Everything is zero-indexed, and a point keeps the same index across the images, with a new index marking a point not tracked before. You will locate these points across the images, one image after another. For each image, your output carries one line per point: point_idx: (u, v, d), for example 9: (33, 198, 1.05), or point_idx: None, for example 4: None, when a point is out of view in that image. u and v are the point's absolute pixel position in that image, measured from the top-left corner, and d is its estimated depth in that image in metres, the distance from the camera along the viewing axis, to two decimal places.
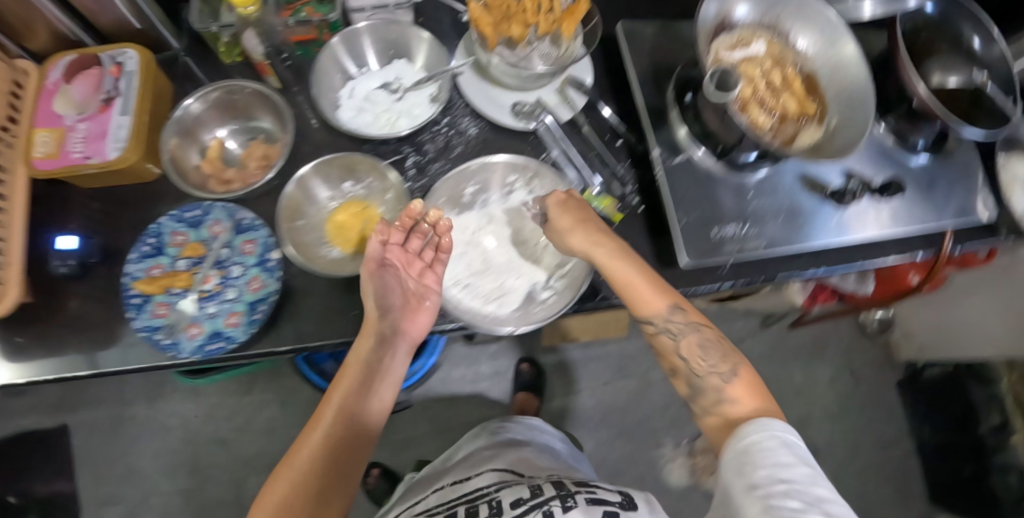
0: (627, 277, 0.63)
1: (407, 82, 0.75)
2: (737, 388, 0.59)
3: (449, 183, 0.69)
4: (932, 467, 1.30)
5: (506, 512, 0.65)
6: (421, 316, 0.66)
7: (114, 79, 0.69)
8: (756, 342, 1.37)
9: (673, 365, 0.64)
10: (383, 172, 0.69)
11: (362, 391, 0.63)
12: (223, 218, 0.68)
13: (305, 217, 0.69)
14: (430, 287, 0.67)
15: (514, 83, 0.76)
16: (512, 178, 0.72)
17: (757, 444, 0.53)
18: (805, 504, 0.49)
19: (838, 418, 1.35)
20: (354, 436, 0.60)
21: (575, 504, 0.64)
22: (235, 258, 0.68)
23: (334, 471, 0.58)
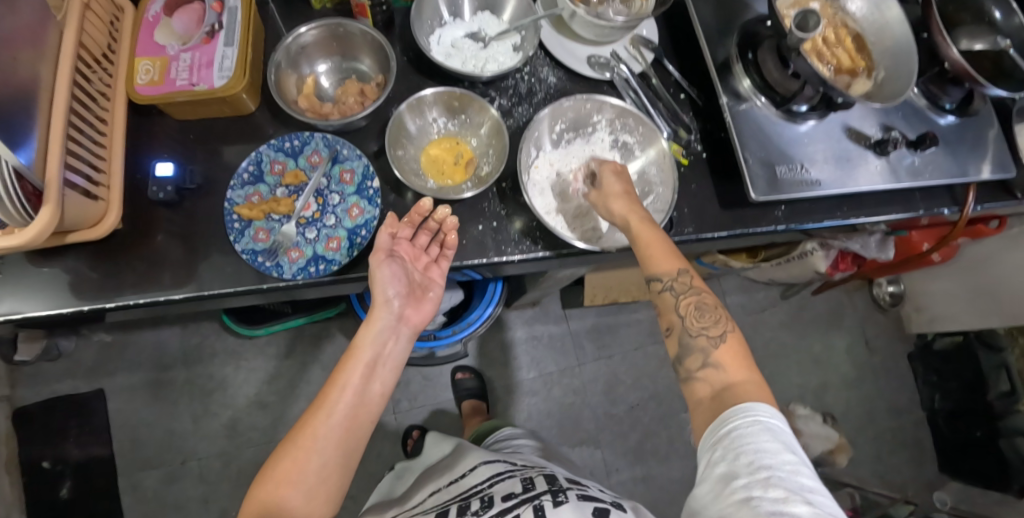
0: (651, 238, 0.68)
1: (490, 32, 0.81)
2: (723, 354, 0.63)
3: (544, 121, 0.74)
4: (943, 432, 1.37)
5: (497, 504, 0.70)
6: (423, 305, 0.73)
7: (216, 14, 0.70)
8: (776, 313, 1.43)
9: (670, 323, 0.68)
10: (482, 110, 0.74)
11: (365, 374, 0.66)
12: (322, 149, 0.71)
13: (404, 148, 0.73)
14: (434, 279, 0.73)
15: (590, 37, 0.81)
16: (599, 118, 0.77)
17: (742, 430, 0.55)
18: (786, 491, 0.50)
19: (854, 385, 1.42)
20: (356, 416, 0.64)
21: (566, 499, 0.68)
22: (333, 187, 0.71)
23: (339, 450, 0.62)
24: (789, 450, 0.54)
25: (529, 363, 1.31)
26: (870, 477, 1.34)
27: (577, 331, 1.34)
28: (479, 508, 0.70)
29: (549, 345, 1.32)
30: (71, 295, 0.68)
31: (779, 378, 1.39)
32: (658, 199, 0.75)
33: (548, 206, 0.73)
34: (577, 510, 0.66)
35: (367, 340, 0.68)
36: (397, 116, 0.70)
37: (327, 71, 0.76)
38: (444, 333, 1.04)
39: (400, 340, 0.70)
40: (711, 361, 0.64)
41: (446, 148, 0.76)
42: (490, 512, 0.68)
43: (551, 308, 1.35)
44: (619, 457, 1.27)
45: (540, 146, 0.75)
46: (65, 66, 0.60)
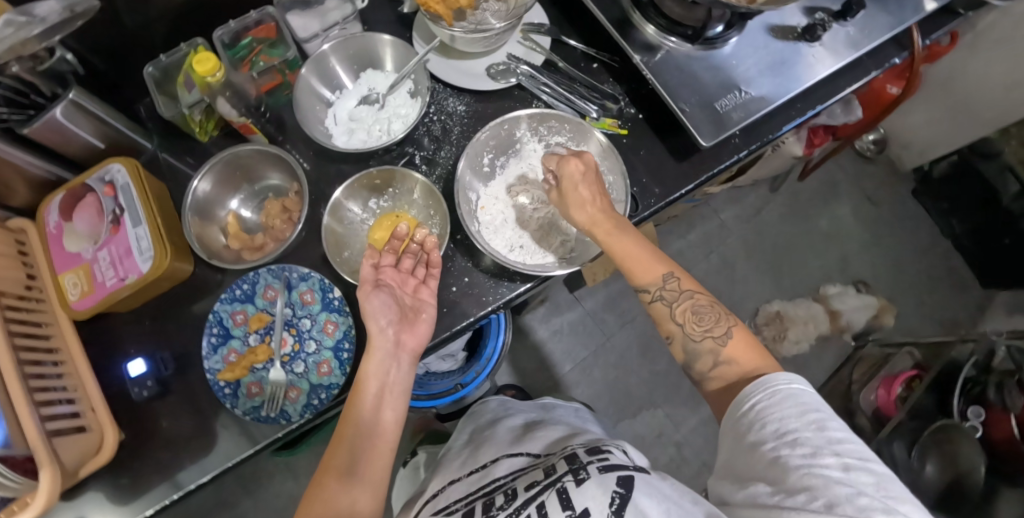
0: (626, 247, 0.63)
1: (382, 89, 0.76)
2: (734, 347, 0.57)
3: (468, 161, 0.72)
4: (974, 253, 1.35)
5: (521, 495, 0.59)
6: (419, 328, 0.65)
7: (112, 198, 0.68)
8: (772, 209, 1.41)
9: (669, 332, 0.61)
10: (404, 177, 0.72)
11: (372, 406, 0.59)
12: (272, 282, 0.70)
13: (349, 246, 0.73)
14: (425, 301, 0.67)
15: (480, 50, 0.76)
16: (521, 132, 0.75)
17: (761, 402, 0.50)
18: (817, 450, 0.46)
19: (872, 245, 1.40)
20: (377, 451, 0.56)
21: (588, 474, 0.56)
22: (300, 312, 0.69)
23: (370, 485, 0.54)
24: (816, 410, 0.48)
25: (561, 357, 1.30)
26: (919, 324, 1.34)
27: (592, 308, 1.33)
28: (501, 502, 0.60)
29: (572, 333, 1.32)
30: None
31: (800, 269, 1.37)
32: (612, 187, 0.73)
33: (509, 241, 0.71)
34: (601, 487, 0.54)
35: (369, 370, 0.60)
36: (326, 230, 0.69)
37: (243, 202, 0.75)
38: (469, 379, 1.05)
39: (402, 368, 0.63)
40: (722, 359, 0.57)
41: (387, 226, 0.73)
42: (514, 505, 0.57)
43: (559, 297, 1.33)
44: (680, 408, 1.28)
45: (477, 187, 0.74)
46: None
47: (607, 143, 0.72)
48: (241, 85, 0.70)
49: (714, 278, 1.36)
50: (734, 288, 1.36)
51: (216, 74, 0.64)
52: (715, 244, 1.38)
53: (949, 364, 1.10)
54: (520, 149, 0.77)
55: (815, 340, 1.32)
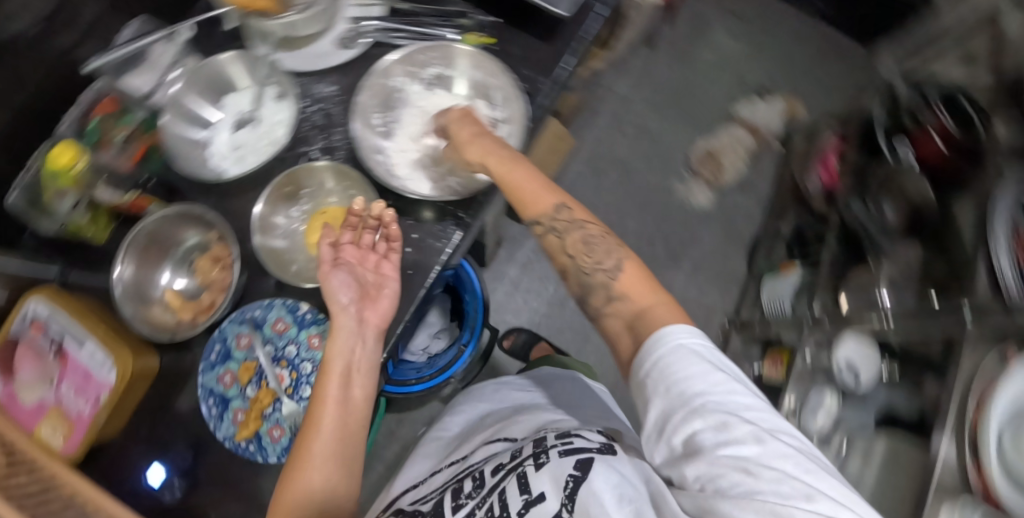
0: (518, 180, 0.62)
1: (249, 107, 0.74)
2: (624, 278, 0.54)
3: (360, 125, 0.71)
4: (843, 20, 1.44)
5: (489, 480, 0.64)
6: (382, 302, 0.64)
7: (45, 335, 0.67)
8: (661, 61, 1.41)
9: (563, 264, 0.60)
10: (311, 170, 0.70)
11: (339, 386, 0.60)
12: (240, 329, 0.69)
13: (294, 261, 0.70)
14: (387, 276, 0.66)
15: (321, 27, 0.74)
16: (398, 81, 0.74)
17: (664, 358, 0.46)
18: (728, 420, 0.43)
19: (758, 54, 1.45)
20: (345, 430, 0.58)
21: (547, 457, 0.60)
22: (280, 343, 0.69)
23: (338, 461, 0.57)
24: (720, 368, 0.46)
25: (541, 286, 1.26)
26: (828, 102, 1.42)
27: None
28: (470, 489, 0.65)
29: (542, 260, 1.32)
30: None
31: (709, 102, 1.38)
32: (501, 90, 0.74)
33: (431, 182, 0.71)
34: (558, 474, 0.57)
35: (334, 349, 0.61)
36: (260, 250, 0.68)
37: (174, 273, 0.73)
38: (468, 335, 1.05)
39: (368, 343, 0.63)
40: (614, 294, 0.53)
41: (320, 225, 0.70)
42: (482, 491, 0.63)
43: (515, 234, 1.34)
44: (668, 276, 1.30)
45: (382, 147, 0.72)
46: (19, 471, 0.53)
47: (473, 50, 0.73)
48: (109, 162, 0.69)
49: (641, 148, 1.34)
50: (662, 148, 1.36)
51: (77, 164, 0.66)
52: (629, 115, 1.31)
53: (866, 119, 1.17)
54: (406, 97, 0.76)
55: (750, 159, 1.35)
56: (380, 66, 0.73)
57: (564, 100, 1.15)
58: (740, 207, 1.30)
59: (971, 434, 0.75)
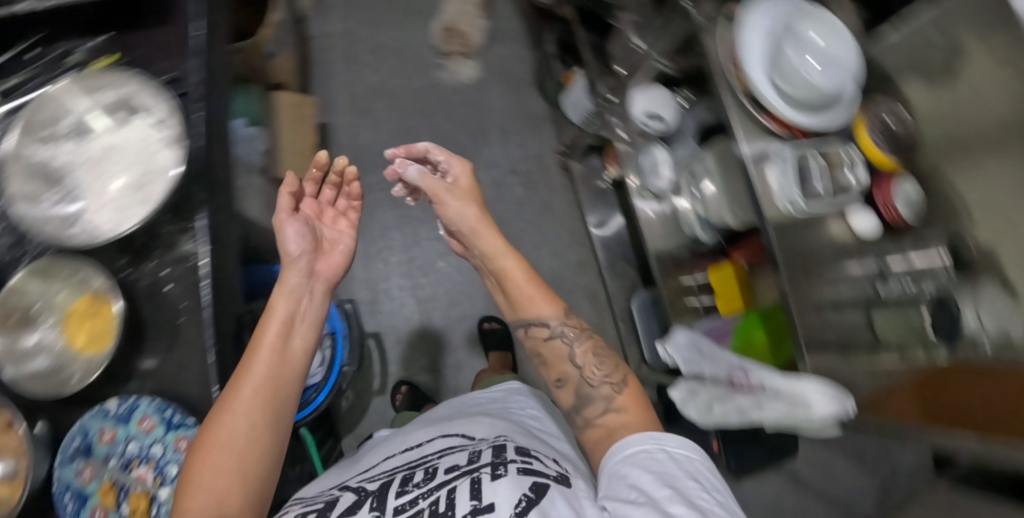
0: (531, 287, 0.77)
1: None
2: (624, 397, 0.66)
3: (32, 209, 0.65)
4: None
5: (439, 476, 0.61)
6: (332, 257, 0.74)
7: None
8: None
9: (562, 373, 0.71)
10: (21, 287, 0.65)
11: (279, 333, 0.63)
12: (74, 465, 0.63)
13: (74, 374, 0.65)
14: (339, 234, 0.77)
15: None
16: (42, 151, 0.68)
17: (637, 453, 0.57)
18: (684, 500, 0.50)
19: None
20: (281, 379, 0.60)
21: (505, 471, 0.58)
22: (121, 449, 0.65)
23: (267, 409, 0.58)
24: (691, 473, 0.54)
25: (391, 246, 1.20)
26: None
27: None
28: (417, 479, 0.62)
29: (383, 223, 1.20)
30: None
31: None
32: (139, 91, 0.69)
33: (138, 208, 0.66)
34: (515, 487, 0.55)
35: (277, 303, 0.66)
36: (20, 379, 0.63)
37: None
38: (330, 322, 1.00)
39: (314, 300, 0.69)
40: (615, 408, 0.65)
41: (76, 323, 0.66)
42: (428, 485, 0.60)
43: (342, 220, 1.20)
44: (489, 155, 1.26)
45: (70, 218, 0.66)
46: None
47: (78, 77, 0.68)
48: None
49: (388, 62, 1.25)
50: (406, 48, 1.26)
51: None
52: (357, 42, 1.24)
53: None
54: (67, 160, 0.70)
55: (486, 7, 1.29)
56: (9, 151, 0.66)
57: (276, 67, 1.05)
58: (508, 57, 1.29)
59: (749, 95, 0.79)
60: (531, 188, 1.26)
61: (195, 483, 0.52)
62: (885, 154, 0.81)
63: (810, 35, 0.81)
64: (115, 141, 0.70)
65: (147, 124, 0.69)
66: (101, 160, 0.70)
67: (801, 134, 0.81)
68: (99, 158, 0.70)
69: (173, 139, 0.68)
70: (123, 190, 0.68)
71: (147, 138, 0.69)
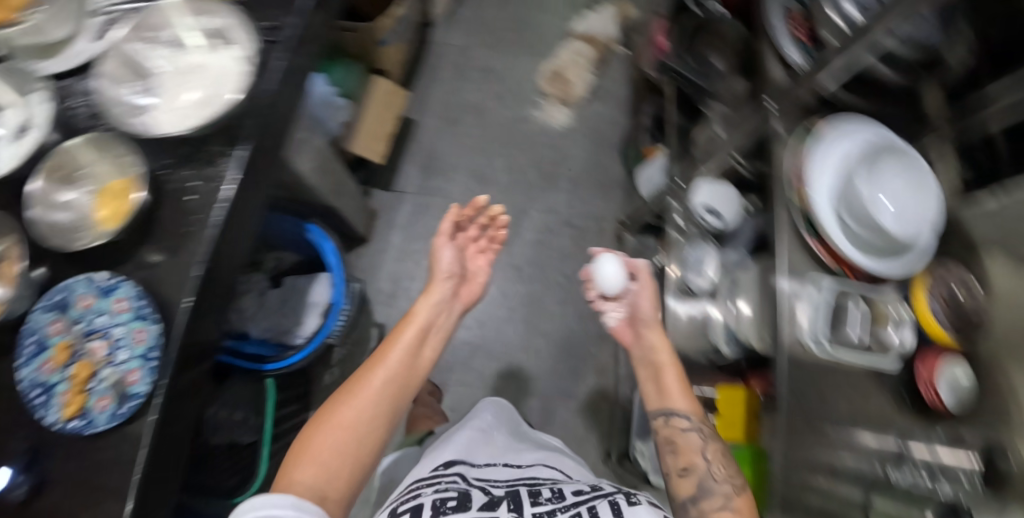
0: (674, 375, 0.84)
1: (9, 119, 0.73)
2: (740, 500, 0.68)
3: (108, 87, 0.72)
4: None
5: (569, 496, 0.77)
6: (471, 287, 0.99)
7: None
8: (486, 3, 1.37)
9: (688, 464, 0.73)
10: (79, 152, 0.73)
11: (422, 346, 0.85)
12: (51, 316, 0.70)
13: (82, 232, 0.70)
14: (480, 267, 1.01)
15: (65, 28, 0.75)
16: (137, 47, 0.75)
17: None
18: None
19: None
20: (405, 374, 0.80)
21: (640, 500, 0.75)
22: (113, 321, 0.68)
23: (385, 401, 0.76)
24: None
25: (422, 251, 1.20)
26: None
27: (413, 193, 1.24)
28: (549, 496, 0.77)
29: (426, 222, 1.22)
30: None
31: (546, 26, 1.35)
32: (237, 24, 0.75)
33: (201, 117, 0.72)
34: (654, 510, 0.73)
35: (420, 312, 0.88)
36: (40, 226, 0.69)
37: None
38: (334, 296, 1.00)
39: (450, 315, 0.92)
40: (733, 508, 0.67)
41: (111, 195, 0.72)
42: (564, 501, 0.75)
43: (390, 205, 1.23)
44: (553, 200, 1.25)
45: (138, 106, 0.73)
46: None
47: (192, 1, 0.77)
48: None
49: (488, 86, 1.30)
50: (509, 80, 1.31)
51: None
52: (467, 62, 1.32)
53: None
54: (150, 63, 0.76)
55: (596, 68, 1.32)
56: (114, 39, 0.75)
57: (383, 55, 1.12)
58: (603, 117, 1.30)
59: (806, 215, 0.73)
60: (576, 245, 1.22)
61: (313, 456, 0.67)
62: (942, 326, 0.72)
63: (885, 196, 0.69)
64: (201, 55, 0.76)
65: (233, 51, 0.75)
66: (186, 67, 0.76)
67: (854, 273, 0.73)
68: (182, 67, 0.76)
69: (248, 72, 0.74)
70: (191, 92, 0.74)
71: (222, 58, 0.75)
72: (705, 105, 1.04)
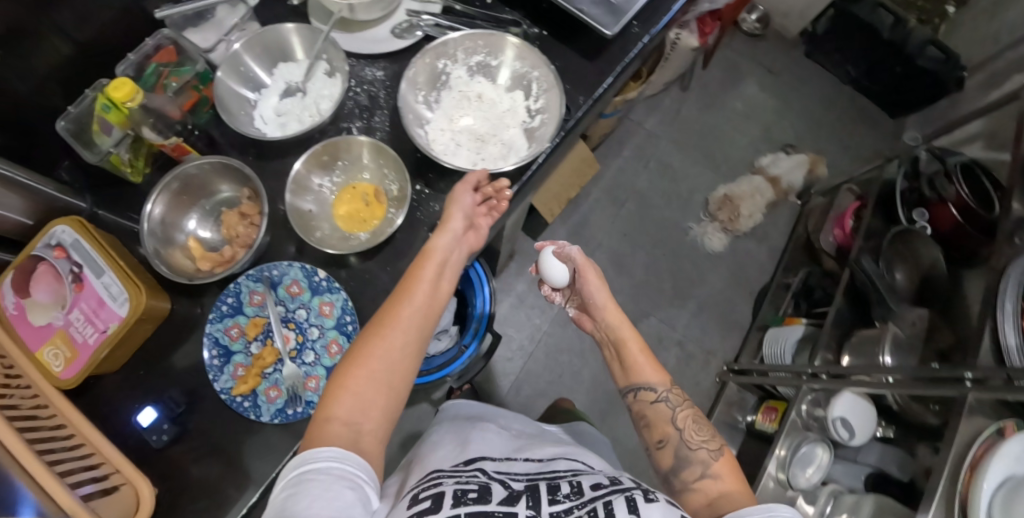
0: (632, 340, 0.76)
1: (299, 78, 0.77)
2: (720, 465, 0.65)
3: (407, 93, 0.77)
4: (872, 89, 1.46)
5: (586, 493, 0.59)
6: (486, 220, 0.72)
7: (66, 259, 0.67)
8: (689, 104, 1.44)
9: (662, 435, 0.70)
10: (354, 152, 0.73)
11: (435, 270, 0.66)
12: (255, 286, 0.69)
13: (320, 228, 0.72)
14: (484, 223, 0.72)
15: (379, 14, 0.78)
16: (443, 63, 0.81)
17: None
18: None
19: (785, 110, 1.47)
20: (426, 311, 0.64)
21: (656, 497, 0.57)
22: (313, 320, 0.69)
23: (403, 354, 0.61)
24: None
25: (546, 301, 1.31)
26: (849, 166, 1.42)
27: None
28: (568, 492, 0.59)
29: None
30: None
31: (731, 151, 1.42)
32: (540, 81, 0.80)
33: (472, 158, 0.78)
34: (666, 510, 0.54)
35: (437, 243, 0.68)
36: (292, 209, 0.70)
37: (200, 223, 0.72)
38: (470, 337, 1.07)
39: (462, 251, 0.70)
40: (711, 475, 0.65)
41: (349, 198, 0.73)
42: (579, 500, 0.58)
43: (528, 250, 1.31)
44: (672, 310, 1.32)
45: (424, 119, 0.79)
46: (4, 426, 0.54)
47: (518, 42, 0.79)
48: (161, 107, 0.68)
49: (655, 183, 1.38)
50: (681, 184, 1.39)
51: (134, 99, 0.63)
52: (651, 152, 1.40)
53: (885, 186, 1.19)
54: (447, 78, 0.82)
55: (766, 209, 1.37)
56: (425, 45, 0.79)
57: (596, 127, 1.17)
58: (751, 257, 1.36)
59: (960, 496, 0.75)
60: (675, 360, 1.29)
61: (349, 387, 0.58)
62: None
63: None
64: (495, 95, 0.82)
65: (526, 106, 0.81)
66: (476, 98, 0.82)
67: None
68: (472, 96, 0.82)
69: (532, 132, 0.80)
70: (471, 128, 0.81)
71: (513, 109, 0.82)
72: (877, 321, 1.05)
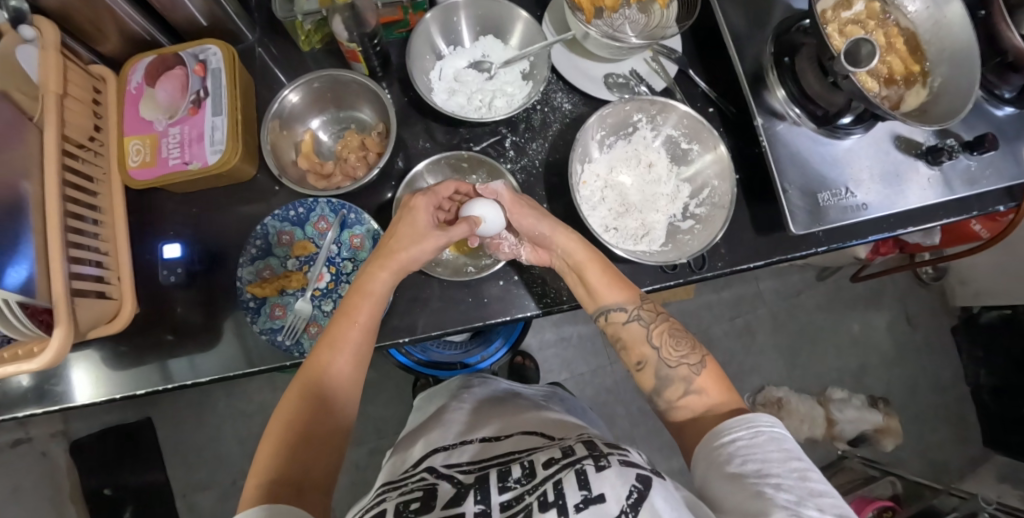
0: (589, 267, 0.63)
1: (495, 59, 0.73)
2: (704, 380, 0.57)
3: (590, 128, 0.70)
4: (990, 409, 1.28)
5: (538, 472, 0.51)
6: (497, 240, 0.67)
7: (200, 79, 0.67)
8: (812, 295, 1.33)
9: (642, 356, 0.61)
10: (491, 169, 0.71)
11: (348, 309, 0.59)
12: (328, 214, 0.68)
13: None
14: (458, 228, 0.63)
15: (606, 55, 0.72)
16: (639, 118, 0.72)
17: (741, 441, 0.50)
18: (799, 497, 0.44)
19: (896, 364, 1.33)
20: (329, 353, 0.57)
21: (611, 463, 0.49)
22: (350, 277, 0.68)
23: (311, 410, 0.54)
24: (790, 458, 0.47)
25: (558, 364, 1.29)
26: (911, 458, 1.28)
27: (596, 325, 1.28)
28: (519, 476, 0.51)
29: (578, 347, 1.30)
30: (108, 366, 0.69)
31: (813, 362, 1.31)
32: (715, 192, 0.71)
33: (605, 221, 0.70)
34: (621, 477, 0.47)
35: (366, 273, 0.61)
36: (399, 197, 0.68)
37: (323, 125, 0.73)
38: (472, 360, 1.08)
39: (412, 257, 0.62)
40: (695, 389, 0.57)
41: None
42: (531, 482, 0.50)
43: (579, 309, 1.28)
44: (655, 453, 1.27)
45: (588, 157, 0.72)
46: (54, 199, 0.58)
47: (723, 152, 0.69)
48: (364, 10, 0.63)
49: (727, 337, 1.30)
50: (748, 357, 1.30)
51: None
52: (744, 308, 1.31)
53: (927, 510, 1.08)
54: (632, 132, 0.75)
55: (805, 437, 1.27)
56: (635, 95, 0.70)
57: None
58: None
59: None
60: None
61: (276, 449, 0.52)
62: None
63: None
64: (664, 174, 0.74)
65: (686, 202, 0.73)
66: (645, 166, 0.74)
67: None
68: (643, 161, 0.74)
69: (675, 233, 0.72)
70: (624, 192, 0.72)
71: (672, 198, 0.73)
72: None
